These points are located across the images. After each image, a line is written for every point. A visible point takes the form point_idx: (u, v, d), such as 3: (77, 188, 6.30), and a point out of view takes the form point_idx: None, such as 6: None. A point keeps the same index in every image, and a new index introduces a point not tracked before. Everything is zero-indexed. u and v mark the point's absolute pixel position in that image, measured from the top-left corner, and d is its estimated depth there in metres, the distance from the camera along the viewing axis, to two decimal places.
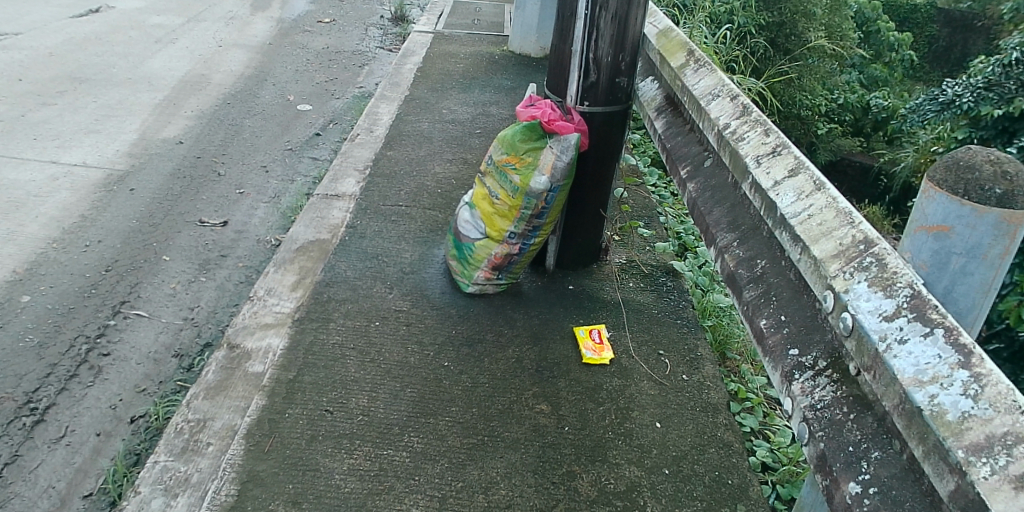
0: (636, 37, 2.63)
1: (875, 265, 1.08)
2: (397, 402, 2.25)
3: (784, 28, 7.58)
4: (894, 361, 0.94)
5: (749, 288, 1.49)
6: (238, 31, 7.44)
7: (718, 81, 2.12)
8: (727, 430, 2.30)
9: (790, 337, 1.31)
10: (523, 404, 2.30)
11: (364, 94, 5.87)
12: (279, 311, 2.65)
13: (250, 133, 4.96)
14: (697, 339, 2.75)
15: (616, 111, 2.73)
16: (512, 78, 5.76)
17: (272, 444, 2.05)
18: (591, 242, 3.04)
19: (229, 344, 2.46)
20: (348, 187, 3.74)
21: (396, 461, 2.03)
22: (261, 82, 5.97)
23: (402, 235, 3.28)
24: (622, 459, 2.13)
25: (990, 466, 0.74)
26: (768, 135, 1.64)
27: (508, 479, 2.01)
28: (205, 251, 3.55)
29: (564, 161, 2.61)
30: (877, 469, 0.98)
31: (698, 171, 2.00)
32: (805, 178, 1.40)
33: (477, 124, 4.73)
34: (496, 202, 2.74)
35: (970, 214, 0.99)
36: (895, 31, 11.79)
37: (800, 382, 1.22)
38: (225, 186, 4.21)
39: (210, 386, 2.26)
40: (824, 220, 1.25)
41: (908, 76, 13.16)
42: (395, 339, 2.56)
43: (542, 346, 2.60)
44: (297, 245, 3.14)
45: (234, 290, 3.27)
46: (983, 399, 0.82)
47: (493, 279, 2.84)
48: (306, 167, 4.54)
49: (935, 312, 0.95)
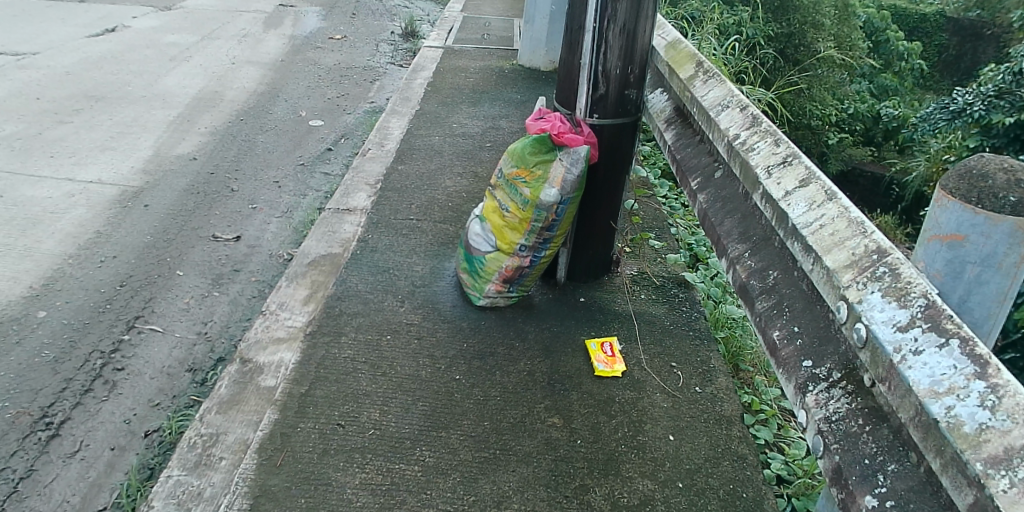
0: (644, 49, 2.64)
1: (888, 275, 1.07)
2: (408, 416, 2.25)
3: (793, 39, 7.68)
4: (908, 372, 0.94)
5: (760, 299, 1.49)
6: (251, 48, 7.56)
7: (727, 92, 2.11)
8: (741, 443, 2.28)
9: (802, 349, 1.30)
10: (536, 418, 2.29)
11: (374, 109, 5.94)
12: (291, 325, 2.67)
13: (262, 149, 5.02)
14: (710, 351, 2.73)
15: (625, 123, 2.74)
16: (522, 91, 5.80)
17: (285, 458, 2.05)
18: (602, 253, 3.04)
19: (242, 358, 2.47)
20: (360, 201, 3.76)
21: (408, 475, 2.03)
22: (274, 98, 6.05)
23: (413, 248, 3.29)
24: (635, 472, 2.11)
25: (1008, 478, 0.75)
26: (778, 144, 1.62)
27: (520, 493, 2.00)
28: (218, 266, 3.59)
29: (574, 174, 2.62)
30: (894, 482, 0.98)
31: (709, 181, 1.99)
32: (816, 187, 1.37)
33: (487, 138, 4.76)
34: (507, 215, 2.74)
35: (983, 223, 0.98)
36: (904, 41, 11.82)
37: (814, 395, 1.21)
38: (239, 201, 4.26)
39: (223, 400, 2.27)
40: (836, 229, 1.23)
41: (919, 86, 13.06)
42: (406, 353, 2.56)
43: (554, 359, 2.59)
44: (309, 260, 3.16)
45: (247, 304, 3.30)
46: (1001, 411, 0.82)
47: (504, 292, 2.84)
48: (317, 182, 4.58)
49: (950, 322, 0.95)
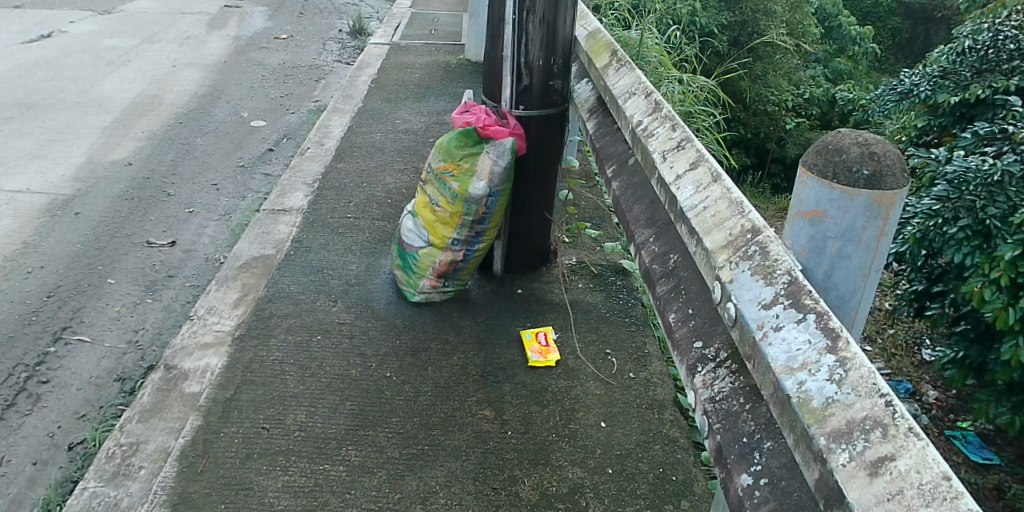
0: (566, 40, 2.64)
1: (758, 254, 1.10)
2: (336, 416, 2.23)
3: (746, 27, 7.86)
4: (768, 348, 0.96)
5: (661, 283, 1.50)
6: (193, 51, 7.36)
7: (636, 80, 2.13)
8: (672, 426, 2.31)
9: (695, 330, 1.32)
10: (466, 411, 2.28)
11: (318, 108, 5.84)
12: (219, 329, 2.61)
13: (201, 152, 4.90)
14: (644, 337, 2.76)
15: (551, 114, 2.74)
16: (468, 86, 5.78)
17: (207, 464, 2.00)
18: (538, 244, 3.04)
19: (166, 365, 2.41)
20: (296, 201, 3.69)
21: (333, 475, 2.00)
22: (215, 100, 5.91)
23: (348, 246, 3.25)
24: (564, 461, 2.12)
25: (848, 452, 0.76)
26: (675, 129, 1.64)
27: (447, 488, 1.99)
28: (152, 272, 3.49)
29: (501, 166, 2.61)
30: (768, 459, 0.99)
31: (623, 169, 2.00)
32: (704, 170, 1.39)
33: (429, 133, 4.72)
34: (437, 209, 2.73)
35: (840, 198, 0.99)
36: (857, 26, 12.06)
37: (702, 375, 1.23)
38: (175, 206, 4.16)
39: (144, 409, 2.21)
40: (718, 211, 1.25)
41: (873, 70, 13.35)
42: (337, 352, 2.53)
43: (488, 351, 2.58)
44: (241, 262, 3.10)
45: (180, 310, 3.22)
46: (846, 384, 0.84)
47: (439, 286, 2.83)
48: (258, 183, 4.49)
49: (809, 297, 0.97)
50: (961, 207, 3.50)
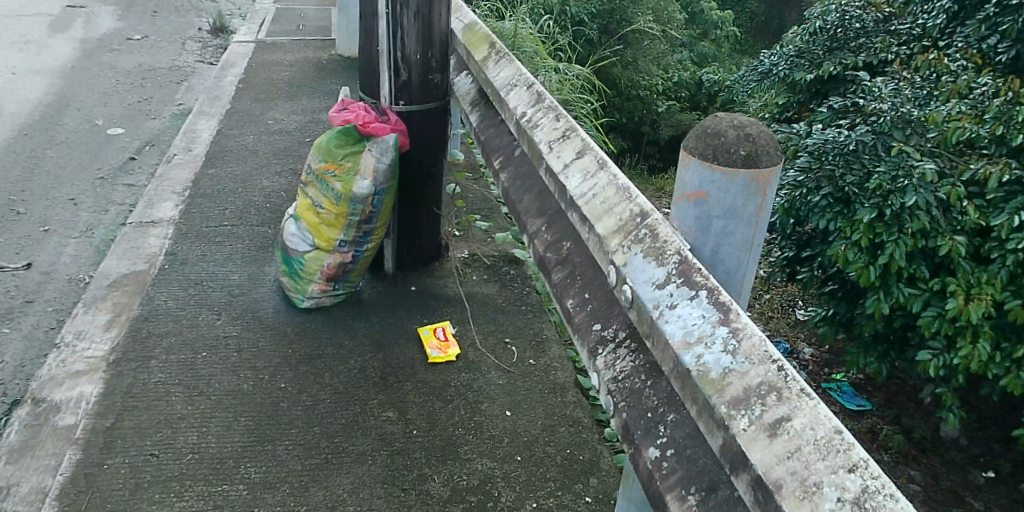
0: (443, 33, 2.58)
1: (649, 236, 1.12)
2: (229, 434, 2.06)
3: (614, 15, 8.05)
4: (666, 326, 0.97)
5: (556, 270, 1.50)
6: (30, 55, 6.57)
7: (515, 71, 2.12)
8: (575, 407, 2.34)
9: (593, 314, 1.33)
10: (368, 415, 2.20)
11: (182, 111, 5.40)
12: (92, 355, 2.33)
13: (51, 164, 4.38)
14: (541, 322, 2.79)
15: (433, 108, 2.67)
16: (344, 82, 5.57)
17: (90, 501, 1.79)
18: (430, 241, 2.98)
19: (32, 399, 2.13)
20: (166, 211, 3.38)
21: (233, 496, 1.85)
22: (62, 108, 5.31)
23: (228, 256, 3.03)
24: (473, 453, 2.09)
25: (747, 417, 0.77)
26: (559, 119, 1.64)
27: (355, 494, 1.90)
28: (5, 299, 3.07)
29: (385, 163, 2.52)
30: (672, 431, 1.01)
31: (510, 159, 1.99)
32: (590, 158, 1.40)
33: (306, 133, 4.50)
34: (321, 211, 2.61)
35: (721, 179, 1.03)
36: (717, 11, 12.84)
37: (604, 357, 1.23)
38: (25, 225, 3.68)
39: (12, 449, 1.94)
40: (606, 197, 1.26)
41: (734, 53, 14.31)
42: (225, 368, 2.34)
43: (385, 353, 2.50)
44: (110, 280, 2.79)
45: (45, 337, 2.84)
46: (740, 353, 0.86)
47: (329, 290, 2.70)
48: (122, 195, 4.07)
49: (699, 275, 1.00)
50: (822, 178, 3.79)
